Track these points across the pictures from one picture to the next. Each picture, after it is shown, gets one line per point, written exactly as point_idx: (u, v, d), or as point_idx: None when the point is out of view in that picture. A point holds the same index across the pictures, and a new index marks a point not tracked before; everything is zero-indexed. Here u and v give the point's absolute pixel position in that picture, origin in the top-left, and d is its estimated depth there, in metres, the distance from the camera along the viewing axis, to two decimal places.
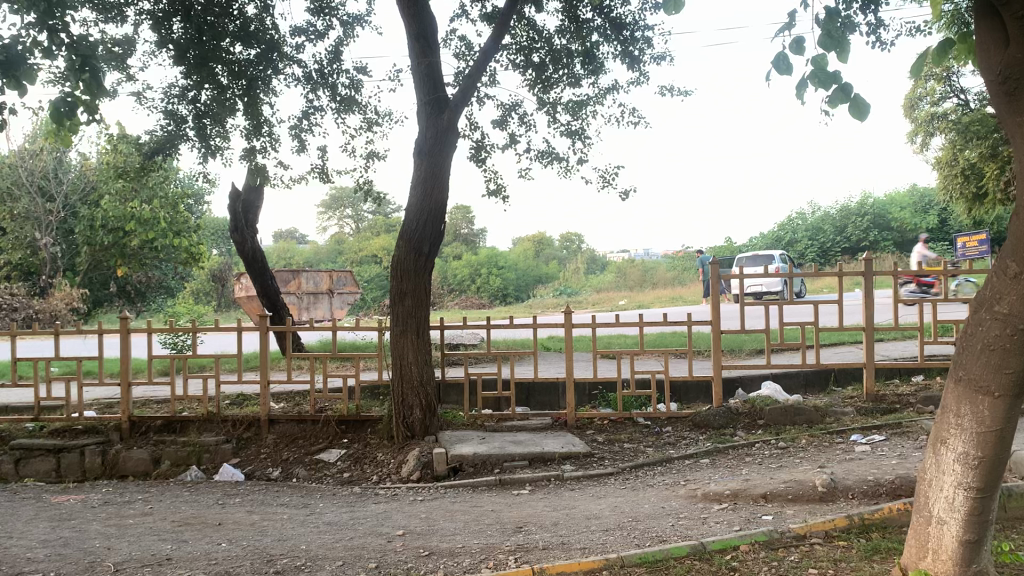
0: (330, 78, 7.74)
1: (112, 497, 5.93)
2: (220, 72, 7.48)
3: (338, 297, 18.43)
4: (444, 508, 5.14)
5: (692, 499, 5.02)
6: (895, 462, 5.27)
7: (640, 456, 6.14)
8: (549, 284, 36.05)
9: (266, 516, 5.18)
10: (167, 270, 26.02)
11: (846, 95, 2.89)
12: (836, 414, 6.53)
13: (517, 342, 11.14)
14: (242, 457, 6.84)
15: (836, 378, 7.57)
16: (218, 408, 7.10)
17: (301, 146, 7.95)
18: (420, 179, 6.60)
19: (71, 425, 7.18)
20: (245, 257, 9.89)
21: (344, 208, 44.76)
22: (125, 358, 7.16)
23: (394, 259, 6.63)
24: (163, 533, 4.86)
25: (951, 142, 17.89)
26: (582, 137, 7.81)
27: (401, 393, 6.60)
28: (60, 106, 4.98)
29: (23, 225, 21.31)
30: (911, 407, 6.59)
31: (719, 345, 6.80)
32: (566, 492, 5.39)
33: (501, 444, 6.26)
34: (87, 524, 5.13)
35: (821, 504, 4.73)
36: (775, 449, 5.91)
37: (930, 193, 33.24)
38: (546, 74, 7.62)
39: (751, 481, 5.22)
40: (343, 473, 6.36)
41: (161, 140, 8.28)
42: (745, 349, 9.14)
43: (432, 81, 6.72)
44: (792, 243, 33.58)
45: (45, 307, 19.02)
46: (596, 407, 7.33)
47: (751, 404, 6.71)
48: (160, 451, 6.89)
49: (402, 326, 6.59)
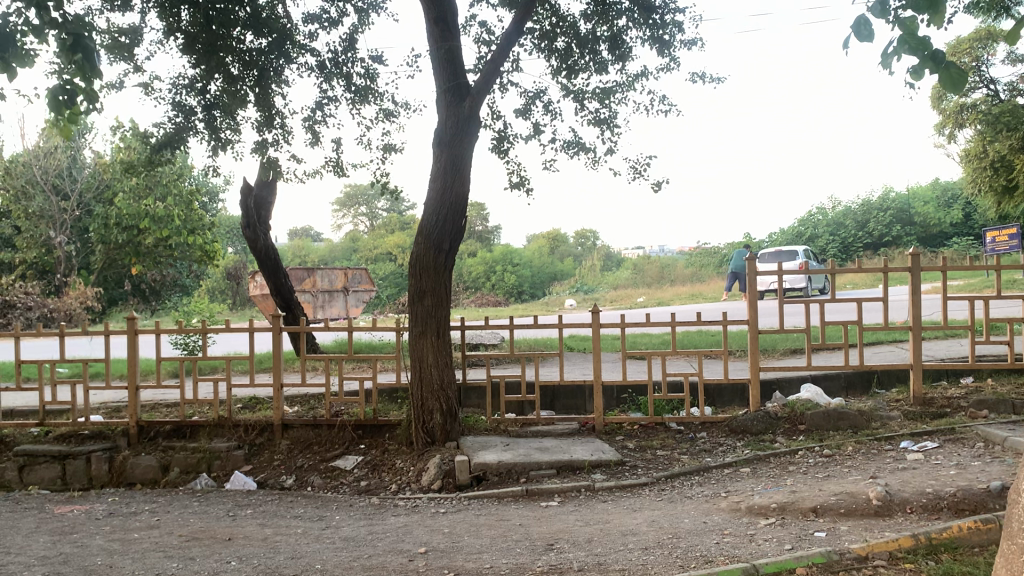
0: (344, 67, 7.41)
1: (118, 507, 5.64)
2: (230, 61, 7.18)
3: (353, 295, 18.17)
4: (469, 522, 4.81)
5: (736, 513, 4.66)
6: (954, 471, 4.89)
7: (676, 464, 5.79)
8: (566, 280, 35.66)
9: (280, 530, 4.86)
10: (182, 269, 25.82)
11: (938, 66, 2.66)
12: (883, 419, 6.14)
13: (540, 342, 10.81)
14: (254, 464, 6.54)
15: (879, 380, 7.19)
16: (230, 412, 6.80)
17: (315, 139, 7.62)
18: (440, 171, 6.26)
19: (77, 430, 6.89)
20: (258, 255, 9.58)
21: (359, 205, 44.54)
22: (132, 360, 6.82)
23: (414, 257, 6.29)
24: (170, 549, 4.55)
25: (981, 133, 17.35)
26: (610, 125, 7.44)
27: (421, 397, 6.26)
28: (59, 94, 4.64)
29: (38, 224, 21.21)
30: (963, 411, 6.20)
31: (757, 345, 6.42)
32: (599, 505, 5.04)
33: (528, 451, 5.92)
34: (90, 538, 4.83)
35: (878, 519, 4.37)
36: (821, 457, 5.54)
37: (955, 187, 32.58)
38: (571, 60, 7.26)
39: (799, 492, 4.85)
40: (361, 482, 6.05)
41: (169, 133, 7.97)
42: (779, 350, 8.79)
43: (453, 66, 6.39)
44: (815, 239, 32.60)
45: (59, 306, 18.84)
46: (627, 411, 7.01)
47: (791, 408, 6.36)
48: (168, 458, 6.58)
49: (421, 326, 6.24)
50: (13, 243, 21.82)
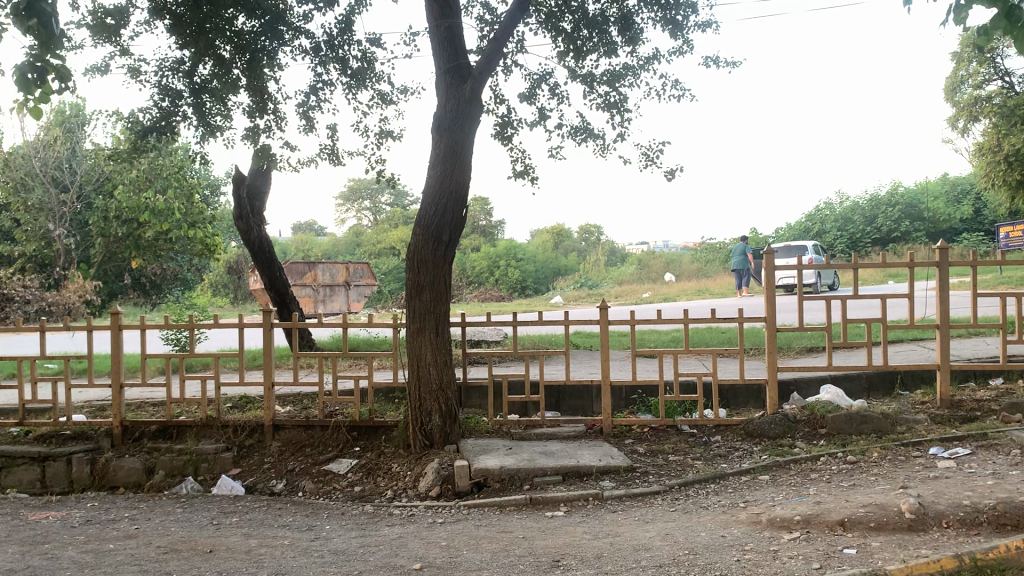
0: (340, 50, 7.06)
1: (96, 514, 5.29)
2: (220, 43, 6.82)
3: (355, 289, 17.80)
4: (469, 534, 4.46)
5: (757, 526, 4.31)
6: (992, 481, 4.54)
7: (689, 471, 5.44)
8: (570, 275, 35.29)
9: (265, 541, 4.52)
10: (183, 261, 25.35)
11: None
12: (908, 422, 5.78)
13: (545, 339, 10.50)
14: (243, 467, 6.20)
15: (902, 381, 6.84)
16: (218, 412, 6.47)
17: (309, 125, 7.27)
18: (439, 158, 5.91)
19: (58, 430, 6.58)
20: (251, 247, 9.24)
21: (363, 200, 44.18)
22: (116, 356, 6.46)
23: (412, 250, 5.93)
24: (146, 563, 4.21)
25: (995, 126, 17.01)
26: (619, 110, 7.10)
27: (418, 398, 5.93)
28: (26, 72, 4.29)
29: (38, 216, 20.90)
30: (994, 415, 5.84)
31: (775, 344, 6.05)
32: (608, 515, 4.69)
33: (531, 455, 5.58)
34: (61, 550, 4.49)
35: (913, 535, 4.02)
36: (845, 464, 5.20)
37: (964, 181, 32.19)
38: (578, 42, 6.91)
39: (824, 503, 4.50)
40: (355, 487, 5.70)
41: (155, 116, 7.58)
42: (794, 348, 8.45)
43: (453, 46, 6.04)
44: (822, 234, 32.47)
45: (58, 300, 18.49)
46: (636, 413, 6.68)
47: (812, 410, 6.01)
48: (153, 460, 6.25)
49: (419, 322, 5.90)
50: (12, 237, 21.48)
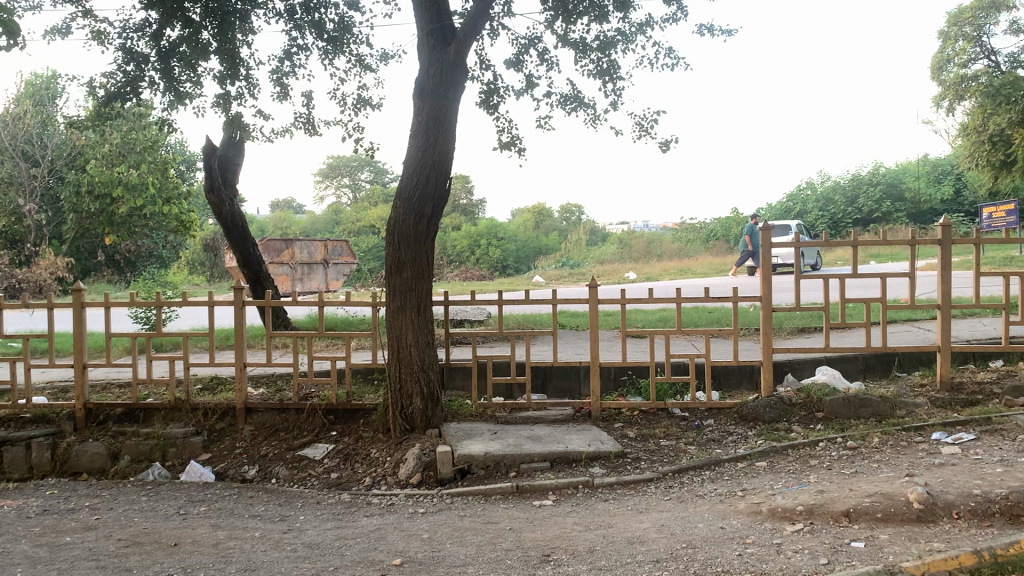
0: (316, 14, 6.71)
1: (55, 504, 4.97)
2: (190, 6, 6.46)
3: (334, 267, 17.42)
4: (453, 525, 4.20)
5: (758, 517, 4.08)
6: (1001, 469, 4.33)
7: (683, 457, 5.19)
8: (551, 254, 35.02)
9: (235, 534, 4.24)
10: (159, 240, 24.73)
11: None
12: (908, 406, 5.58)
13: (530, 318, 10.25)
14: (213, 453, 5.89)
15: (900, 362, 6.68)
16: (187, 394, 6.15)
17: (283, 93, 6.94)
18: (421, 127, 5.58)
19: (17, 413, 6.25)
20: (222, 222, 8.88)
21: (342, 176, 43.59)
22: (78, 335, 6.12)
23: (392, 224, 5.61)
24: (104, 558, 3.90)
25: (980, 106, 16.83)
26: (611, 77, 6.84)
27: (399, 380, 5.64)
28: None
29: (7, 190, 20.29)
30: (996, 399, 5.65)
31: (770, 325, 5.78)
32: (600, 505, 4.44)
33: (518, 440, 5.32)
34: (12, 544, 4.17)
35: (922, 526, 3.79)
36: (845, 450, 4.98)
37: (946, 162, 32.17)
38: (570, 6, 6.60)
39: (827, 492, 4.27)
40: (332, 474, 5.42)
41: (119, 81, 7.16)
42: (786, 328, 8.25)
43: (437, 8, 5.70)
44: (803, 214, 32.37)
45: (28, 276, 17.93)
46: (626, 395, 6.45)
47: (807, 392, 5.78)
48: (119, 444, 5.94)
49: (400, 301, 5.60)
50: None
